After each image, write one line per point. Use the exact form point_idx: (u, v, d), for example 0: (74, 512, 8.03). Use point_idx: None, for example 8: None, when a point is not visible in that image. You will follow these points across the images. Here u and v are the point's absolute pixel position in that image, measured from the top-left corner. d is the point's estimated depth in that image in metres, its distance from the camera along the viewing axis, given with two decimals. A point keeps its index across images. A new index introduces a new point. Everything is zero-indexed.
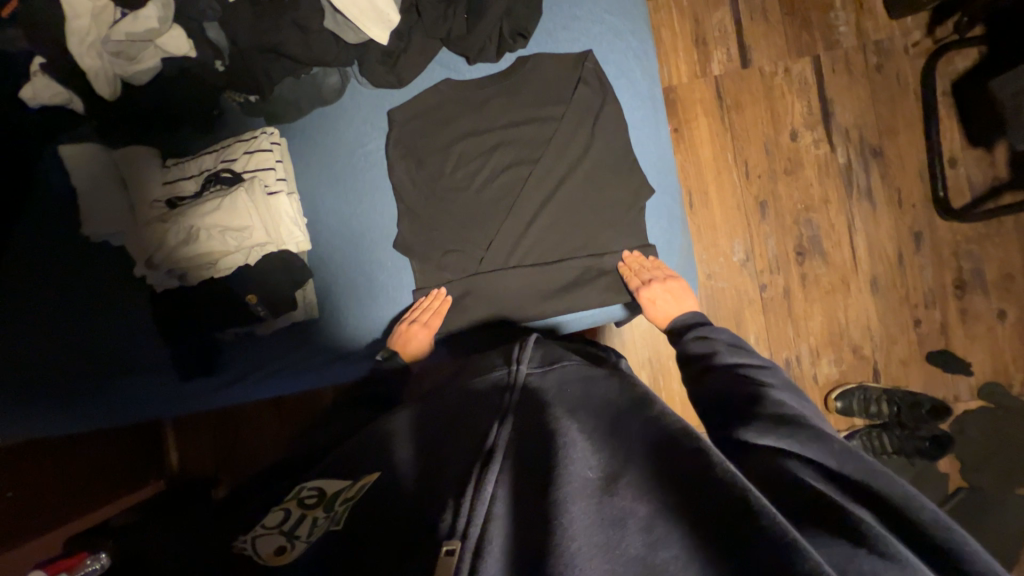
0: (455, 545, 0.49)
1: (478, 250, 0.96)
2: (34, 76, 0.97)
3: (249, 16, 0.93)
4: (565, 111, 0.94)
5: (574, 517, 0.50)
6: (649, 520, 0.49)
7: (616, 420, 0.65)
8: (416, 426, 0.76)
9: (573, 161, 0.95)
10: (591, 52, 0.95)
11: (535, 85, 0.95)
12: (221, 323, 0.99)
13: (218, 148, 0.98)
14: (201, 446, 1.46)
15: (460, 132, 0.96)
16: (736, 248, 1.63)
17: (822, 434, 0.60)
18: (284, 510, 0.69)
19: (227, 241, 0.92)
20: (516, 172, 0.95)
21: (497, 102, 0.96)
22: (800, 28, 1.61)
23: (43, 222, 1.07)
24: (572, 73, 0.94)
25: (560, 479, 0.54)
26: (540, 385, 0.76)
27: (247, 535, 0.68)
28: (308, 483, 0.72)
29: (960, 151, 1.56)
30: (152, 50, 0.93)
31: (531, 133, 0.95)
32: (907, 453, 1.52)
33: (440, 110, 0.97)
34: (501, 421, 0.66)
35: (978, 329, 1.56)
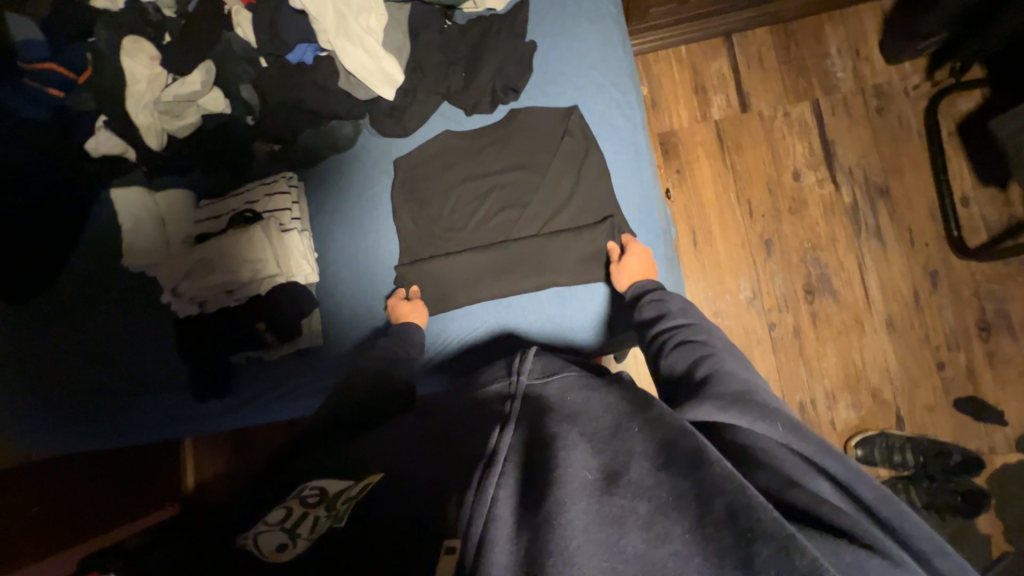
0: (455, 543, 0.54)
1: (469, 283, 1.01)
2: (98, 131, 1.15)
3: (277, 79, 1.07)
4: (553, 157, 1.00)
5: (574, 518, 0.50)
6: (649, 517, 0.49)
7: (618, 420, 0.63)
8: (425, 431, 0.77)
9: (561, 202, 1.00)
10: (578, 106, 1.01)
11: (526, 134, 1.02)
12: (226, 347, 1.07)
13: (244, 191, 1.09)
14: (214, 470, 1.52)
15: (457, 176, 1.04)
16: (742, 286, 1.63)
17: (773, 412, 0.61)
18: (286, 507, 0.69)
19: (242, 272, 1.02)
20: (507, 212, 1.01)
21: (491, 149, 1.03)
22: (797, 75, 1.68)
23: (93, 255, 1.21)
24: (561, 123, 1.01)
25: (558, 479, 0.54)
26: (541, 392, 0.74)
27: (248, 531, 0.66)
28: (309, 483, 0.72)
29: (972, 189, 1.53)
30: (194, 108, 1.08)
31: (522, 177, 1.01)
32: (939, 509, 1.40)
33: (439, 156, 1.05)
34: (501, 425, 0.66)
35: (1009, 374, 1.46)
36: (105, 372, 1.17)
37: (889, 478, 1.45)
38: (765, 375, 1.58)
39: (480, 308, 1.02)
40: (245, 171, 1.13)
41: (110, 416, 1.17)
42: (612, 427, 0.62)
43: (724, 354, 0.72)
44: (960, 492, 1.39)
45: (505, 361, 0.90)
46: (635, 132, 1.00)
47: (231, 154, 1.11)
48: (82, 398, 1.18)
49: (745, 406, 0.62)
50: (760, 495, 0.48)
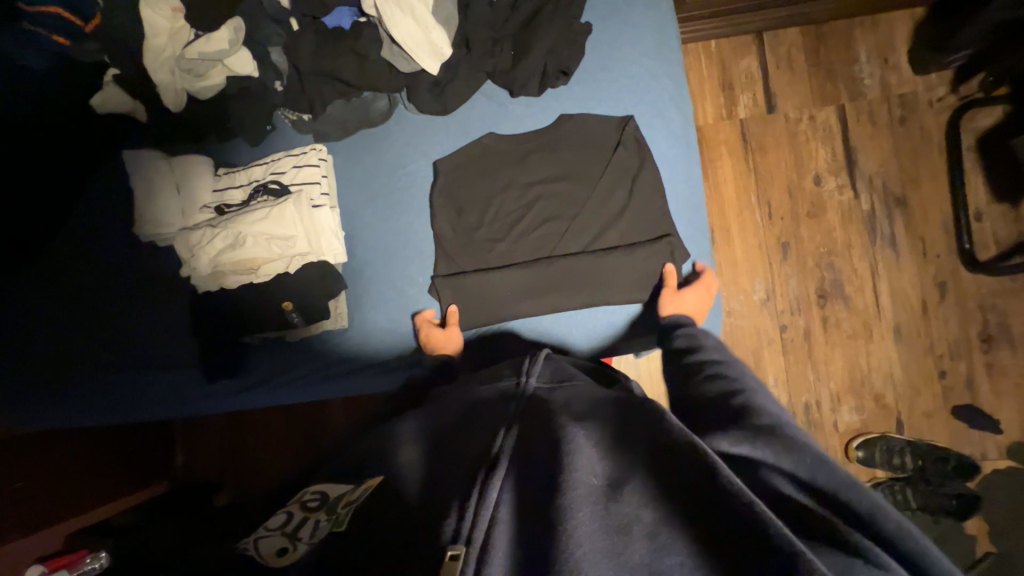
0: (459, 549, 0.50)
1: (508, 275, 0.98)
2: (107, 85, 1.06)
3: (311, 44, 1.00)
4: (606, 163, 0.97)
5: (580, 524, 0.50)
6: (654, 527, 0.50)
7: (623, 431, 0.64)
8: (427, 434, 0.76)
9: (612, 208, 0.97)
10: (633, 117, 0.97)
11: (574, 140, 0.98)
12: (240, 330, 1.03)
13: (269, 161, 1.03)
14: (208, 449, 1.48)
15: (500, 178, 1.00)
16: (757, 287, 1.64)
17: (795, 445, 0.58)
18: (287, 513, 0.70)
19: (272, 249, 0.97)
20: (552, 215, 0.98)
21: (537, 153, 0.99)
22: (825, 79, 1.67)
23: (97, 219, 1.13)
24: (614, 133, 0.97)
25: (564, 486, 0.54)
26: (546, 397, 0.75)
27: (248, 538, 0.67)
28: (312, 488, 0.74)
29: (986, 205, 1.57)
30: (220, 69, 1.00)
31: (569, 185, 0.98)
32: (931, 510, 1.46)
33: (482, 157, 1.01)
34: (505, 428, 0.66)
35: (1005, 385, 1.52)
36: (105, 344, 1.11)
37: (886, 479, 1.50)
38: (774, 376, 1.61)
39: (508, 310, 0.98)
40: (266, 137, 1.06)
41: (102, 390, 1.09)
42: (616, 436, 0.63)
43: (761, 392, 0.70)
44: (955, 497, 1.46)
45: (513, 363, 0.91)
46: (686, 127, 0.97)
47: (257, 123, 1.04)
48: (68, 373, 1.10)
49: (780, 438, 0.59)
50: (771, 511, 0.46)
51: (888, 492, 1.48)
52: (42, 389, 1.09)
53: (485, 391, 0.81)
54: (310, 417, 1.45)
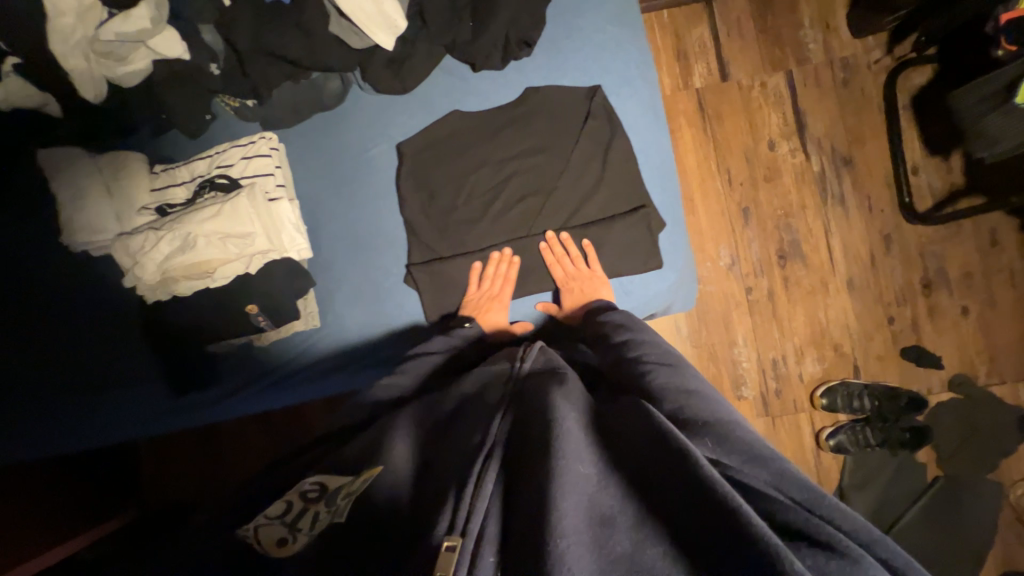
0: (456, 541, 0.52)
1: (483, 256, 0.96)
2: (6, 77, 0.90)
3: (251, 22, 0.91)
4: (578, 136, 0.95)
5: (568, 517, 0.49)
6: (638, 519, 0.52)
7: (615, 419, 0.64)
8: (418, 425, 0.73)
9: (589, 182, 0.95)
10: (600, 87, 0.95)
11: (544, 113, 0.95)
12: (202, 338, 0.95)
13: (213, 153, 0.94)
14: (173, 473, 1.37)
15: (471, 159, 0.96)
16: (722, 253, 1.69)
17: (743, 441, 0.60)
18: (286, 501, 0.67)
19: (227, 248, 0.88)
20: (528, 193, 0.95)
21: (508, 129, 0.96)
22: (773, 45, 1.71)
23: (12, 231, 1.00)
24: (583, 104, 0.95)
25: (554, 476, 0.52)
26: (536, 376, 0.72)
27: (248, 525, 0.66)
28: (309, 477, 0.70)
29: (921, 159, 1.68)
30: (144, 51, 0.90)
31: (542, 161, 0.95)
32: (891, 444, 1.60)
33: (450, 139, 0.97)
34: (504, 414, 0.65)
35: (944, 324, 1.66)
36: (43, 369, 1.00)
37: (848, 422, 1.61)
38: (743, 336, 1.68)
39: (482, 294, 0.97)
40: (205, 127, 0.97)
41: (50, 419, 0.99)
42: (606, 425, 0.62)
43: (665, 366, 0.73)
44: (908, 429, 1.60)
45: (509, 348, 0.86)
46: (653, 94, 0.96)
47: (197, 112, 0.95)
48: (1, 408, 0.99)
49: (714, 429, 0.61)
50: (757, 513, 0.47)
51: (851, 433, 1.59)
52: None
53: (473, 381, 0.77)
54: (289, 422, 1.36)
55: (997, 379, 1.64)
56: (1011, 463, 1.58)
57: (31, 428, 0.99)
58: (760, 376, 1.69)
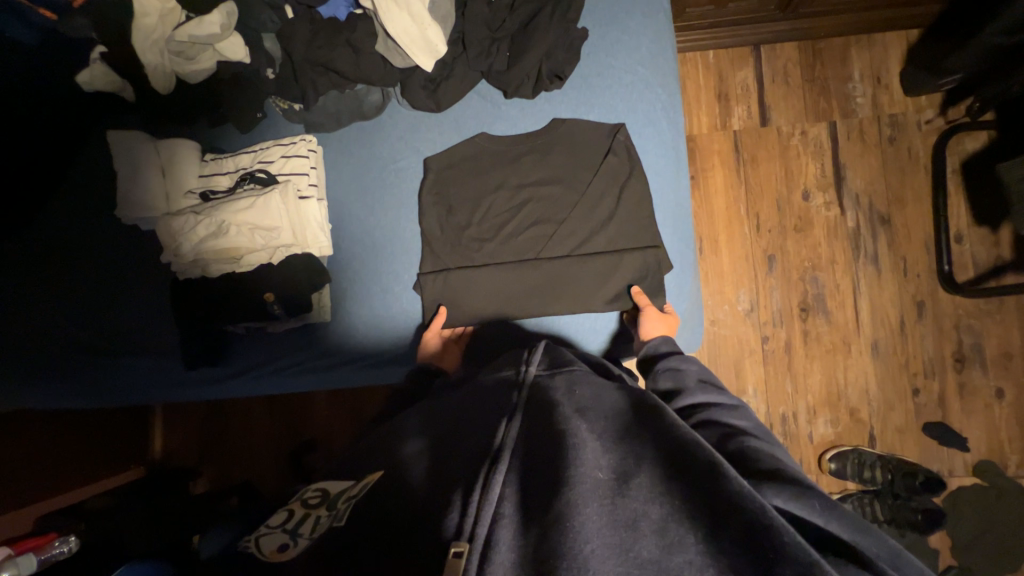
0: (463, 547, 0.50)
1: (487, 273, 0.98)
2: (94, 63, 1.04)
3: (306, 33, 1.00)
4: (596, 171, 0.98)
5: (587, 519, 0.51)
6: (661, 524, 0.51)
7: (624, 425, 0.65)
8: (427, 421, 0.77)
9: (602, 216, 0.98)
10: (624, 125, 0.98)
11: (566, 145, 0.99)
12: (225, 318, 1.02)
13: (257, 149, 1.02)
14: (186, 437, 1.47)
15: (490, 183, 1.01)
16: (741, 298, 1.66)
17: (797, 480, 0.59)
18: (290, 510, 0.75)
19: (255, 239, 0.97)
20: (539, 219, 0.99)
21: (528, 157, 1.00)
22: (819, 95, 1.69)
23: (79, 198, 1.11)
24: (605, 141, 0.98)
25: (572, 480, 0.54)
26: (548, 385, 0.74)
27: (251, 535, 0.76)
28: (314, 486, 0.78)
29: (966, 228, 1.60)
30: (210, 53, 1.00)
31: (557, 192, 0.99)
32: (900, 523, 1.50)
33: (474, 160, 1.02)
34: (509, 417, 0.66)
35: (975, 405, 1.56)
36: (86, 324, 1.10)
37: (856, 492, 1.53)
38: (753, 387, 1.63)
39: (479, 302, 0.99)
40: (256, 124, 1.05)
41: (85, 371, 1.08)
42: (621, 430, 0.63)
43: (760, 437, 0.71)
44: (921, 511, 1.48)
45: (512, 353, 0.88)
46: (677, 137, 0.98)
47: (251, 110, 1.04)
48: (41, 358, 1.09)
49: (784, 476, 0.59)
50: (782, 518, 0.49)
51: (858, 504, 1.51)
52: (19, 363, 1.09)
53: (488, 379, 0.80)
54: (294, 407, 1.43)
55: None
56: None
57: (67, 379, 1.08)
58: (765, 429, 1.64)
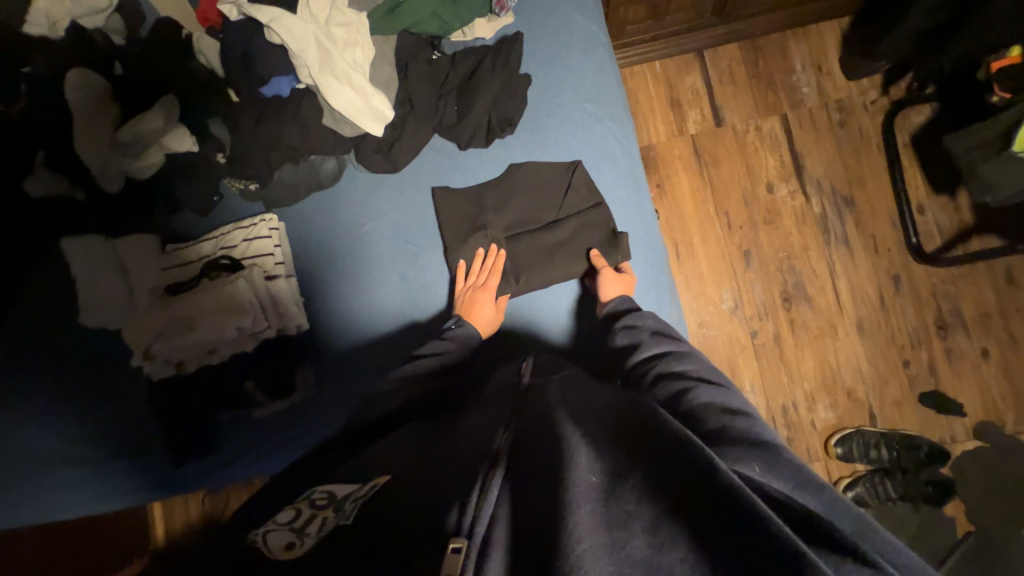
0: (461, 543, 0.51)
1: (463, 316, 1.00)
2: (37, 169, 1.05)
3: (252, 115, 0.99)
4: (558, 212, 1.01)
5: (580, 518, 0.48)
6: (651, 522, 0.47)
7: (619, 419, 0.62)
8: (419, 441, 0.76)
9: (573, 253, 0.99)
10: (581, 161, 1.01)
11: (526, 189, 1.01)
12: (208, 411, 1.00)
13: (218, 234, 1.02)
14: (188, 516, 1.40)
15: (456, 234, 1.01)
16: (724, 297, 1.67)
17: (772, 452, 0.61)
18: (295, 509, 0.68)
19: (227, 330, 0.94)
20: (509, 264, 1.00)
21: (491, 205, 1.01)
22: (766, 90, 1.73)
23: (42, 304, 1.09)
24: (564, 179, 1.01)
25: (566, 481, 0.52)
26: (545, 391, 0.73)
27: (258, 531, 0.66)
28: (320, 487, 0.72)
29: (926, 198, 1.65)
30: (157, 148, 1.00)
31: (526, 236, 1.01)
32: (912, 498, 1.51)
33: (438, 213, 1.01)
34: (509, 434, 0.64)
35: (964, 368, 1.59)
36: (64, 433, 1.06)
37: (866, 473, 1.54)
38: (750, 382, 1.64)
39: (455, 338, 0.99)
40: (213, 208, 1.04)
41: (69, 481, 1.04)
42: (616, 428, 0.60)
43: (712, 384, 0.75)
44: (930, 483, 1.51)
45: (511, 367, 0.89)
46: (634, 167, 1.01)
47: (205, 194, 1.03)
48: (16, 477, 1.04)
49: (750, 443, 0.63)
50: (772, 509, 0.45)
51: (870, 485, 1.52)
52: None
53: (488, 395, 0.80)
54: None
55: None
56: None
57: (45, 495, 1.03)
58: (768, 422, 1.64)
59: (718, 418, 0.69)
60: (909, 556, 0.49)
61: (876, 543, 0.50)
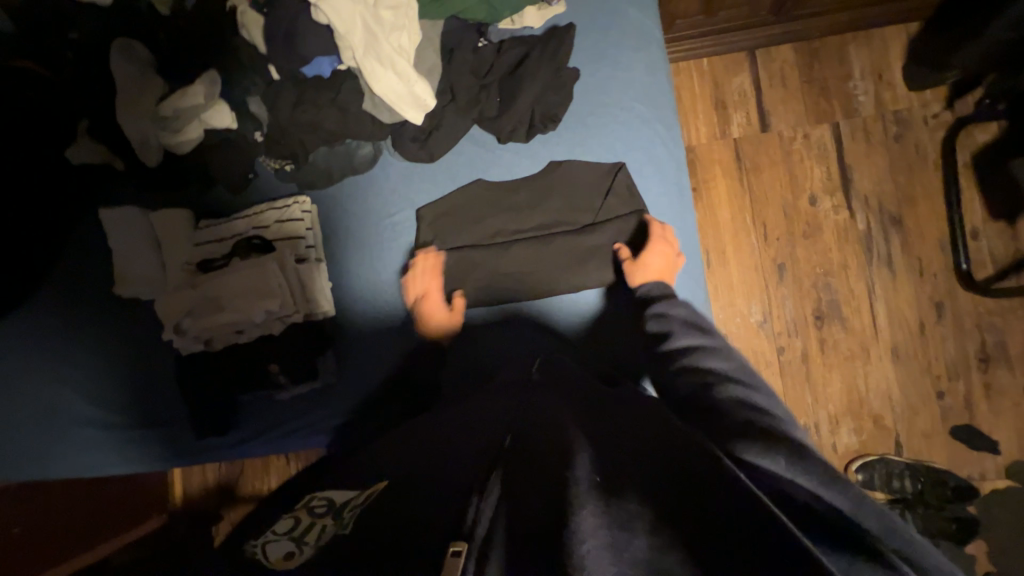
0: (461, 546, 0.46)
1: (489, 314, 0.99)
2: (80, 138, 1.07)
3: (292, 95, 0.98)
4: (595, 216, 0.97)
5: (583, 517, 0.45)
6: (655, 525, 0.45)
7: (621, 428, 0.62)
8: (423, 442, 0.76)
9: (607, 259, 0.96)
10: (623, 163, 0.97)
11: (563, 189, 0.98)
12: (232, 391, 1.01)
13: (251, 213, 1.01)
14: (205, 479, 1.38)
15: (487, 231, 0.99)
16: (753, 310, 1.62)
17: (802, 450, 0.56)
18: (295, 518, 0.72)
19: (256, 313, 0.96)
20: (540, 265, 0.98)
21: (526, 203, 0.99)
22: (819, 96, 1.64)
23: (77, 269, 1.11)
24: (603, 182, 0.97)
25: (565, 482, 0.50)
26: (549, 398, 0.73)
27: (258, 540, 0.69)
28: (319, 495, 0.75)
29: (981, 223, 1.55)
30: (197, 123, 1.00)
31: (559, 236, 0.97)
32: (932, 533, 1.46)
33: (471, 208, 1.00)
34: (512, 437, 0.65)
35: (1004, 405, 1.52)
36: (95, 395, 1.09)
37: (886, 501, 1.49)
38: None
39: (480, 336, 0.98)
40: (248, 185, 1.04)
41: (97, 441, 1.08)
42: (617, 436, 0.60)
43: (742, 379, 0.69)
44: (954, 520, 1.45)
45: (517, 368, 0.91)
46: (679, 174, 0.97)
47: (240, 171, 1.02)
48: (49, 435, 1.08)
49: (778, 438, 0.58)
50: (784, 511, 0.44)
51: None
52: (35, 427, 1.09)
53: (495, 400, 0.81)
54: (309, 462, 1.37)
55: None
56: None
57: (77, 453, 1.08)
58: None
59: (748, 413, 0.64)
60: (945, 567, 0.46)
61: (909, 560, 0.47)
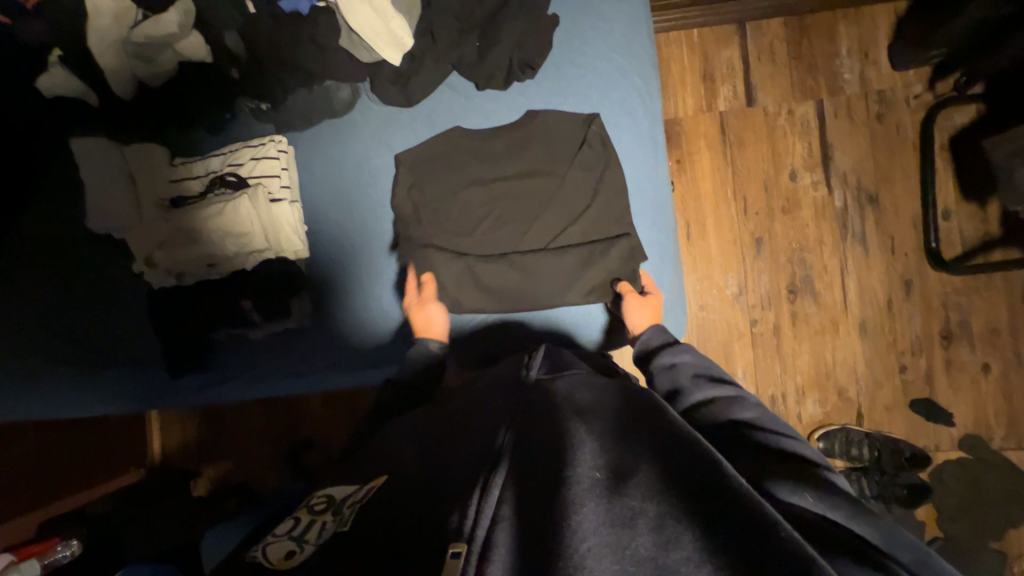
0: (461, 548, 0.50)
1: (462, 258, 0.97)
2: (51, 67, 1.02)
3: (268, 30, 0.97)
4: (571, 167, 0.98)
5: (585, 517, 0.48)
6: (659, 521, 0.48)
7: (625, 421, 0.62)
8: (421, 428, 0.78)
9: (580, 209, 0.98)
10: (599, 114, 0.98)
11: (540, 139, 0.98)
12: (205, 327, 1.02)
13: (227, 151, 1.01)
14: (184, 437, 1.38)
15: (465, 180, 0.99)
16: (729, 282, 1.65)
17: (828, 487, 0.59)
18: (295, 518, 0.72)
19: (227, 246, 0.97)
20: (515, 213, 0.98)
21: (503, 153, 0.99)
22: (805, 73, 1.65)
23: (49, 207, 1.10)
24: (579, 132, 0.98)
25: (568, 480, 0.52)
26: (552, 387, 0.73)
27: (259, 545, 0.69)
28: (320, 492, 0.76)
29: (954, 204, 1.59)
30: (171, 53, 0.98)
31: (534, 186, 0.98)
32: (885, 499, 1.51)
33: (448, 156, 1.00)
34: (512, 428, 0.64)
35: (962, 380, 1.58)
36: (70, 333, 1.10)
37: (844, 469, 1.56)
38: (742, 369, 1.64)
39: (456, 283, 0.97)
40: (224, 124, 1.06)
41: (68, 380, 1.09)
42: (621, 429, 0.60)
43: (758, 425, 0.72)
44: (905, 487, 1.51)
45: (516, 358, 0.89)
46: (653, 127, 0.98)
47: (218, 112, 1.04)
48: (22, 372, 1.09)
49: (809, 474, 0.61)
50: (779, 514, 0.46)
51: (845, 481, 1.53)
52: (7, 372, 1.08)
53: (495, 383, 0.80)
54: (284, 413, 1.38)
55: (1013, 443, 1.55)
56: (1017, 534, 1.49)
57: (45, 393, 1.09)
58: None
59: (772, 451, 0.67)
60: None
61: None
